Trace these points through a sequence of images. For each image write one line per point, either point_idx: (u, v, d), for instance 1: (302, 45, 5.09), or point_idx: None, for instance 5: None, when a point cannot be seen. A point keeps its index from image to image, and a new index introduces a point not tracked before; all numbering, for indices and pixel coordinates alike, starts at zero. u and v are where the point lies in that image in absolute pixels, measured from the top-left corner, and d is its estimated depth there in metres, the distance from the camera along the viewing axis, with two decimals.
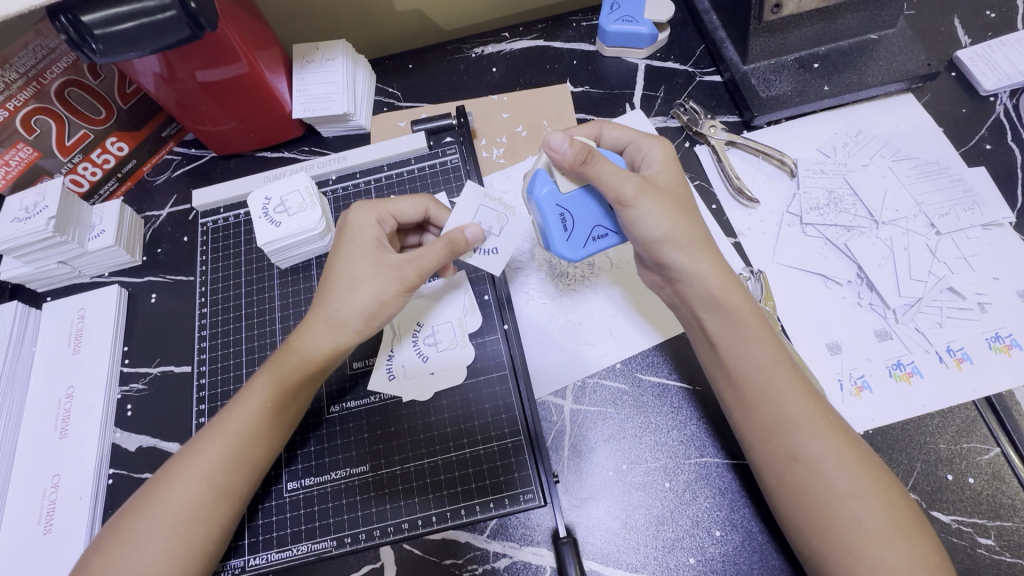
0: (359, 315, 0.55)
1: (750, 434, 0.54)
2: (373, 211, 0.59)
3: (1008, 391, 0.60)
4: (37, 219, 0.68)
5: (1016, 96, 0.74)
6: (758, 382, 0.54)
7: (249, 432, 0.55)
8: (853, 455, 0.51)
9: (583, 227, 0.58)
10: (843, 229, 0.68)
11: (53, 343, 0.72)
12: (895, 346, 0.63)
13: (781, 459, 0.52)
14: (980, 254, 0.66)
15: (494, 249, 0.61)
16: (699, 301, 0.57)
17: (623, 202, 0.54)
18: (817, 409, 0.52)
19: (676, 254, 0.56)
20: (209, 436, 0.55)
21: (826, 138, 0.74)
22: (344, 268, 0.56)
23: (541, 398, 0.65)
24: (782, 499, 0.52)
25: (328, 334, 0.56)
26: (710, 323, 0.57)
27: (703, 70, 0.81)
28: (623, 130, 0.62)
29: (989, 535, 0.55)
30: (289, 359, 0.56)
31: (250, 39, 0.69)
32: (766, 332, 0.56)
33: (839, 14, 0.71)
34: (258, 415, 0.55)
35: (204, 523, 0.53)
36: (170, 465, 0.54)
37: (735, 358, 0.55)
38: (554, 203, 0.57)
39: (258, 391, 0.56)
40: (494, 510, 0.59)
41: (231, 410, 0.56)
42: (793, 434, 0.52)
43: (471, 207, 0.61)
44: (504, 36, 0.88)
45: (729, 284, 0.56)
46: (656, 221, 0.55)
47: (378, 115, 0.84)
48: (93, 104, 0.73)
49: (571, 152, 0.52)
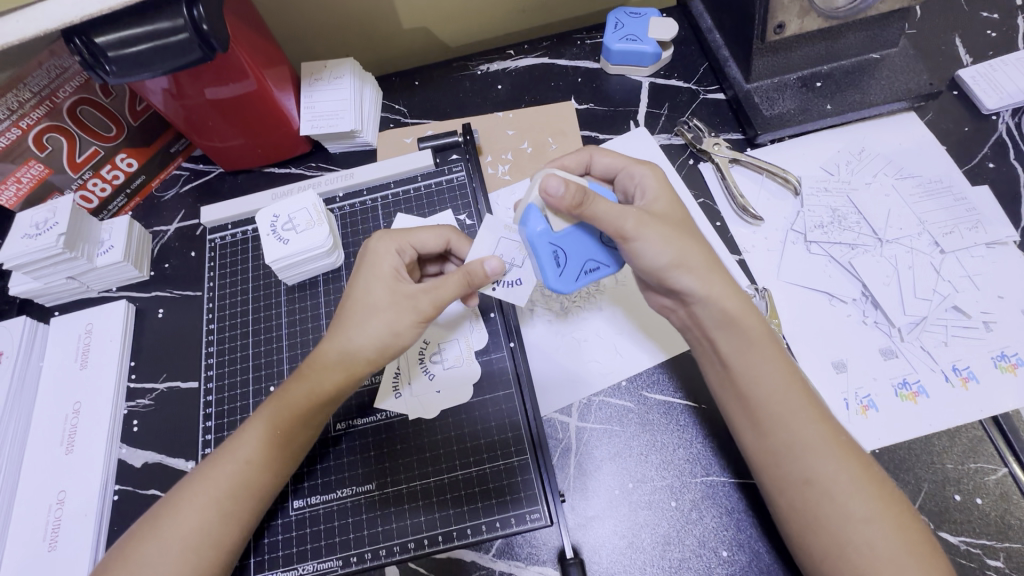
0: (373, 346, 0.55)
1: (759, 457, 0.54)
2: (393, 241, 0.60)
3: (1015, 410, 0.60)
4: (48, 236, 0.68)
5: (1018, 115, 0.74)
6: (769, 406, 0.54)
7: (258, 459, 0.55)
8: (866, 478, 0.51)
9: (576, 261, 0.58)
10: (847, 247, 0.69)
11: (61, 358, 0.72)
12: (900, 364, 0.63)
13: (793, 483, 0.52)
14: (984, 272, 0.66)
15: (516, 281, 0.62)
16: (711, 326, 0.56)
17: (624, 235, 0.54)
18: (830, 432, 0.52)
19: (686, 279, 0.55)
20: (219, 461, 0.55)
21: (829, 156, 0.75)
22: (360, 298, 0.56)
23: (547, 415, 0.65)
24: (793, 523, 0.52)
25: (339, 365, 0.55)
26: (725, 344, 0.56)
27: (707, 87, 0.82)
28: (613, 156, 0.63)
29: (998, 557, 0.55)
30: (300, 387, 0.56)
31: (259, 57, 0.70)
32: (777, 354, 0.56)
33: (841, 34, 0.72)
34: (268, 442, 0.55)
35: (211, 548, 0.53)
36: (179, 488, 0.55)
37: (749, 380, 0.55)
38: (547, 241, 0.57)
39: (268, 417, 0.56)
40: (500, 529, 0.59)
41: (242, 436, 0.56)
42: (806, 458, 0.52)
43: (493, 241, 0.63)
44: (509, 54, 0.89)
45: (743, 307, 0.56)
46: (661, 250, 0.55)
47: (384, 132, 0.85)
48: (104, 122, 0.74)
49: (567, 195, 0.50)
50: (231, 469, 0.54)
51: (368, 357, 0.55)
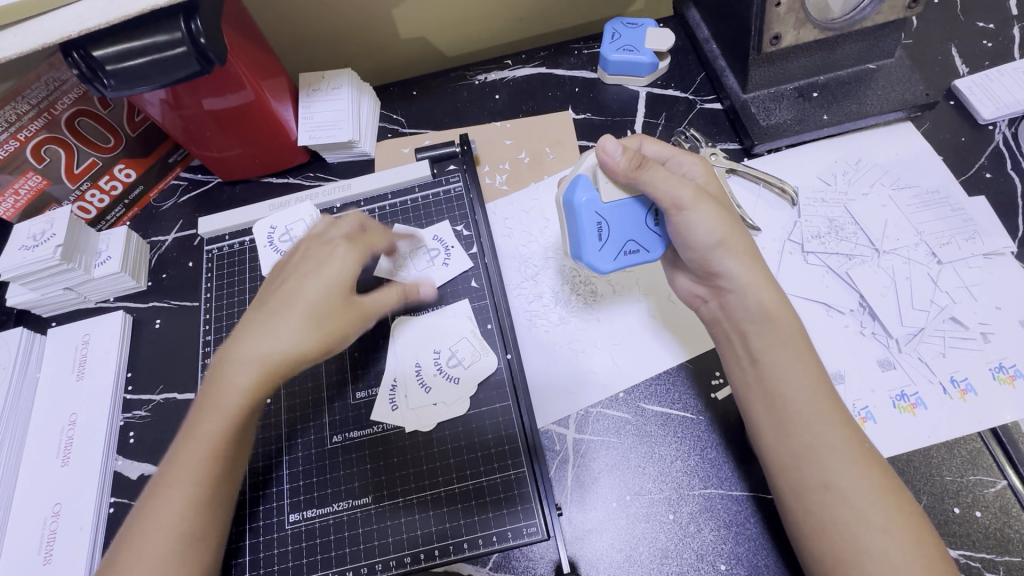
0: (307, 342, 0.54)
1: (777, 461, 0.54)
2: (356, 251, 0.59)
3: (1013, 423, 0.60)
4: (45, 247, 0.68)
5: (1015, 125, 0.74)
6: (796, 405, 0.54)
7: (204, 472, 0.52)
8: (885, 487, 0.51)
9: (618, 239, 0.59)
10: (844, 257, 0.69)
11: (57, 369, 0.72)
12: (898, 375, 0.63)
13: (812, 488, 0.51)
14: (982, 283, 0.66)
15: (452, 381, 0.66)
16: (747, 316, 0.58)
17: (679, 206, 0.56)
18: (852, 438, 0.52)
19: (728, 262, 0.58)
20: (168, 484, 0.51)
21: (826, 166, 0.75)
22: (296, 299, 0.55)
23: (544, 427, 0.65)
24: (806, 533, 0.51)
25: (274, 363, 0.53)
26: (756, 338, 0.57)
27: (704, 97, 0.82)
28: (663, 146, 0.64)
29: (998, 571, 0.54)
30: (243, 381, 0.53)
31: (256, 68, 0.70)
32: (805, 354, 0.56)
33: (837, 45, 0.72)
34: (211, 452, 0.52)
35: (180, 573, 0.50)
36: (135, 518, 0.51)
37: (778, 377, 0.55)
38: (593, 211, 0.58)
39: (212, 417, 0.52)
40: (497, 543, 0.59)
41: (180, 454, 0.52)
42: (829, 462, 0.51)
43: (456, 335, 0.68)
44: (507, 63, 0.89)
45: (779, 300, 0.57)
46: (711, 227, 0.56)
47: (382, 142, 0.85)
48: (102, 132, 0.74)
49: (624, 159, 0.55)
50: (182, 490, 0.51)
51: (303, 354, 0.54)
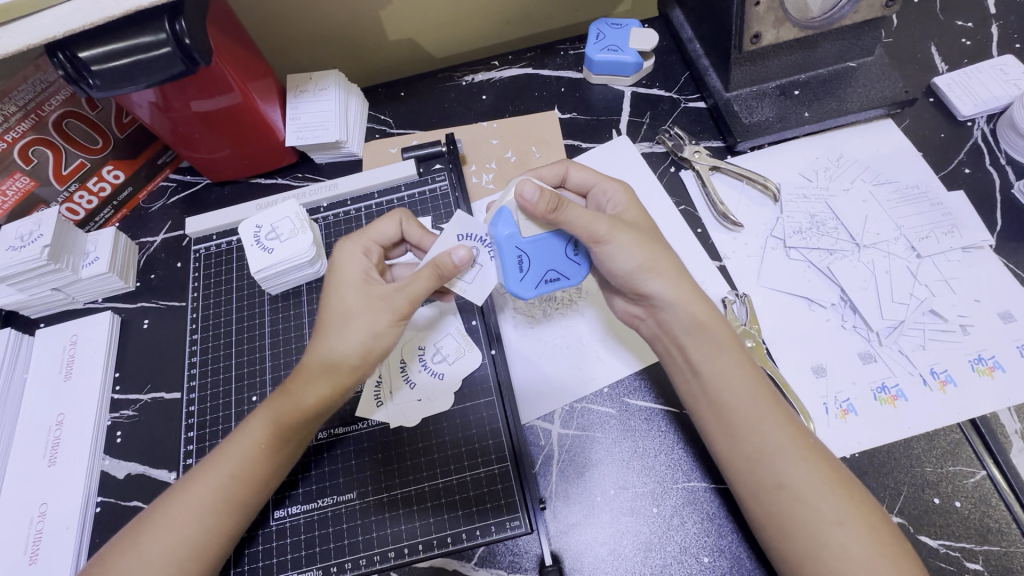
0: (355, 353, 0.55)
1: (732, 465, 0.54)
2: (357, 244, 0.61)
3: (992, 413, 0.60)
4: (32, 248, 0.68)
5: (993, 121, 0.76)
6: (737, 409, 0.54)
7: (241, 475, 0.55)
8: (835, 480, 0.51)
9: (538, 269, 0.60)
10: (826, 252, 0.69)
11: (45, 370, 0.72)
12: (879, 368, 0.64)
13: (766, 489, 0.52)
14: (961, 276, 0.67)
15: (439, 374, 0.66)
16: (681, 331, 0.58)
17: (597, 240, 0.57)
18: (797, 434, 0.53)
19: (655, 282, 0.57)
20: (200, 475, 0.55)
21: (808, 163, 0.76)
22: (340, 310, 0.57)
23: (528, 423, 0.65)
24: (773, 531, 0.51)
25: (324, 376, 0.55)
26: (691, 350, 0.57)
27: (688, 96, 0.83)
28: (589, 172, 0.65)
29: (978, 560, 0.55)
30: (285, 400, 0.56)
31: (244, 70, 0.71)
32: (742, 357, 0.57)
33: (817, 43, 0.73)
34: (251, 457, 0.55)
35: (191, 563, 0.52)
36: (157, 504, 0.55)
37: (717, 384, 0.56)
38: (514, 246, 0.58)
39: (254, 431, 0.56)
40: (481, 537, 0.59)
41: (219, 455, 0.56)
42: (776, 462, 0.52)
43: (442, 332, 0.69)
44: (494, 64, 0.90)
45: (710, 313, 0.58)
46: (631, 254, 0.57)
47: (370, 142, 0.86)
48: (90, 134, 0.75)
49: (542, 201, 0.54)
50: (211, 486, 0.54)
51: (350, 366, 0.55)
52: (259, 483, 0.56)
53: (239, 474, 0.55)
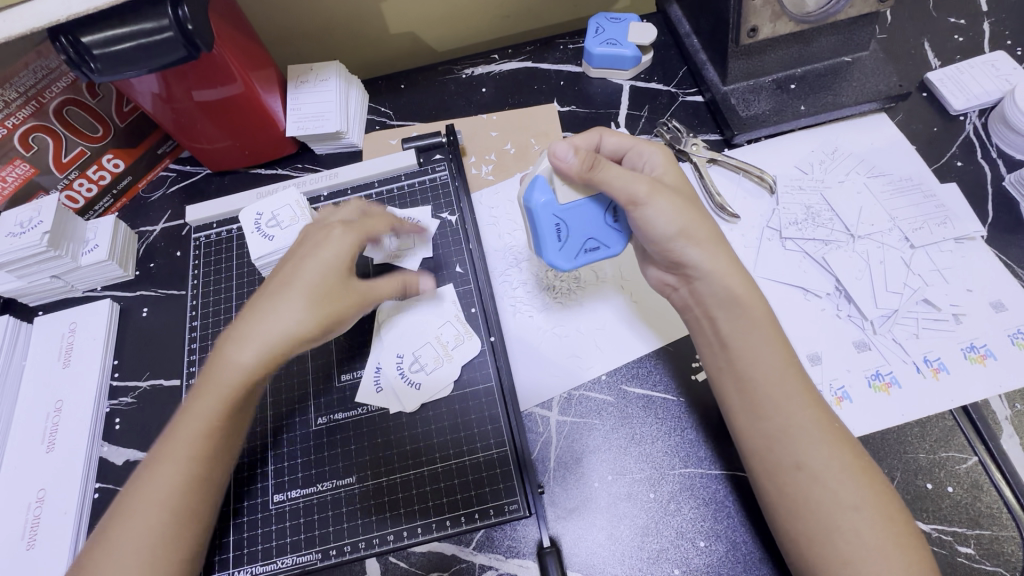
0: (306, 323, 0.56)
1: (752, 444, 0.55)
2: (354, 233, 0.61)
3: (984, 400, 0.61)
4: (32, 234, 0.68)
5: (984, 116, 0.77)
6: (765, 388, 0.55)
7: (199, 454, 0.54)
8: (856, 466, 0.52)
9: (577, 238, 0.62)
10: (822, 243, 0.70)
11: (44, 357, 0.72)
12: (873, 356, 0.64)
13: (784, 469, 0.52)
14: (954, 266, 0.68)
15: (424, 373, 0.66)
16: (716, 301, 0.58)
17: (636, 202, 0.57)
18: (822, 418, 0.54)
19: (693, 250, 0.58)
20: (159, 458, 0.53)
21: (804, 156, 0.77)
22: (294, 284, 0.57)
23: (527, 409, 0.66)
24: (784, 515, 0.52)
25: (269, 346, 0.55)
26: (723, 322, 0.58)
27: (686, 90, 0.84)
28: (622, 137, 0.66)
29: (969, 544, 0.55)
30: (232, 374, 0.54)
31: (246, 61, 0.71)
32: (775, 335, 0.57)
33: (813, 37, 0.74)
34: (206, 436, 0.54)
35: (167, 547, 0.52)
36: (128, 489, 0.53)
37: (746, 359, 0.56)
38: (551, 213, 0.60)
39: (205, 411, 0.54)
40: (480, 521, 0.60)
41: (171, 436, 0.54)
42: (797, 442, 0.53)
43: (442, 319, 0.69)
44: (494, 58, 0.91)
45: (747, 287, 0.58)
46: (668, 217, 0.58)
47: (370, 134, 0.87)
48: (91, 122, 0.75)
49: (577, 161, 0.56)
50: (172, 467, 0.53)
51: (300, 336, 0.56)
52: (216, 456, 0.55)
53: (196, 453, 0.54)
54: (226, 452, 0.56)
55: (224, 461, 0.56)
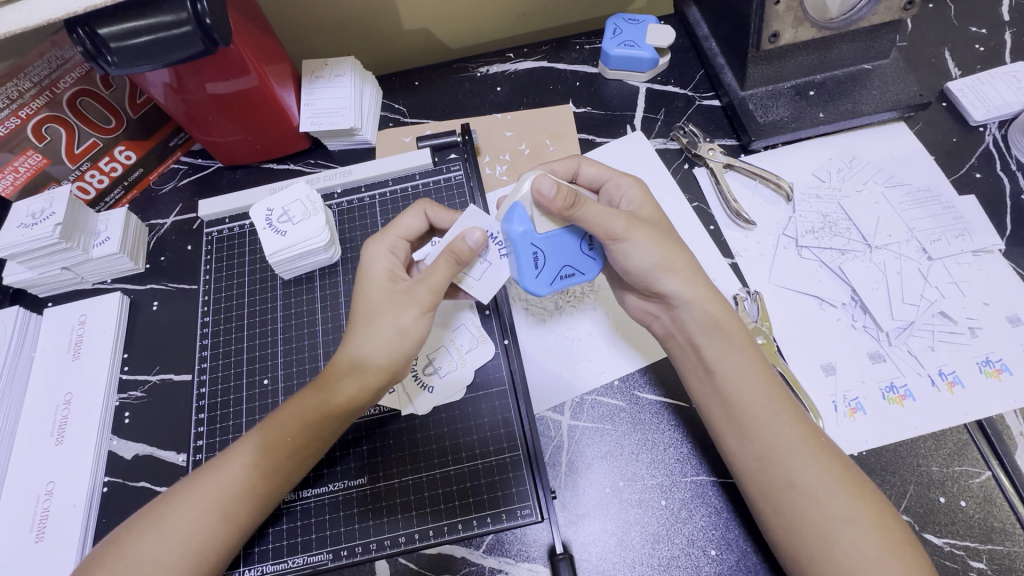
0: (382, 351, 0.56)
1: (742, 464, 0.55)
2: (382, 241, 0.62)
3: (999, 415, 0.61)
4: (44, 225, 0.68)
5: (1004, 127, 0.76)
6: (749, 407, 0.55)
7: (268, 467, 0.55)
8: (846, 479, 0.52)
9: (554, 265, 0.60)
10: (838, 252, 0.70)
11: (53, 349, 0.72)
12: (888, 368, 0.64)
13: (776, 487, 0.52)
14: (970, 280, 0.67)
15: (429, 387, 0.66)
16: (695, 327, 0.58)
17: (613, 237, 0.57)
18: (807, 433, 0.54)
19: (671, 281, 0.58)
20: (224, 459, 0.55)
21: (821, 163, 0.76)
22: (365, 313, 0.58)
23: (540, 414, 0.65)
24: (786, 531, 0.52)
25: (355, 376, 0.56)
26: (707, 348, 0.58)
27: (703, 94, 0.83)
28: (600, 168, 0.65)
29: (982, 559, 0.55)
30: (316, 398, 0.56)
31: (260, 53, 0.70)
32: (755, 356, 0.58)
33: (834, 44, 0.74)
34: (277, 450, 0.55)
35: (211, 550, 0.53)
36: (180, 487, 0.55)
37: (727, 382, 0.56)
38: (528, 242, 0.58)
39: (281, 424, 0.56)
40: (490, 525, 0.60)
41: (243, 442, 0.56)
42: (787, 460, 0.53)
43: (455, 323, 0.69)
44: (509, 57, 0.90)
45: (726, 311, 0.59)
46: (648, 253, 0.58)
47: (383, 130, 0.86)
48: (103, 113, 0.74)
49: (559, 197, 0.54)
50: (238, 472, 0.54)
51: (377, 367, 0.56)
52: (281, 473, 0.56)
53: (259, 463, 0.55)
54: (289, 473, 0.56)
55: (287, 482, 0.56)
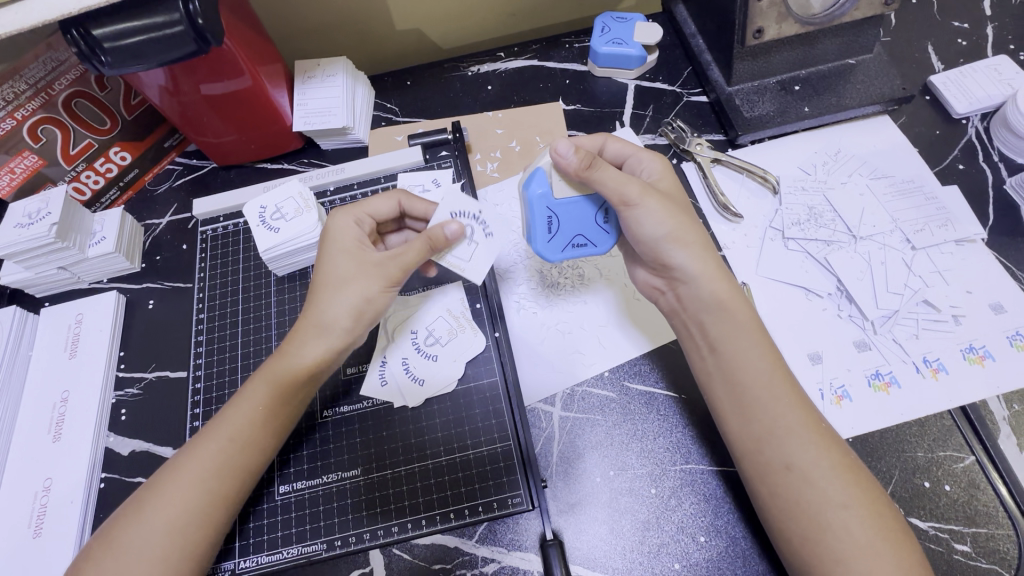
0: (346, 317, 0.57)
1: (742, 447, 0.56)
2: (350, 214, 0.63)
3: (982, 400, 0.62)
4: (40, 225, 0.69)
5: (986, 119, 0.77)
6: (755, 389, 0.56)
7: (240, 438, 0.56)
8: (843, 465, 0.53)
9: (566, 233, 0.62)
10: (823, 243, 0.71)
11: (50, 348, 0.73)
12: (873, 356, 0.65)
13: (774, 469, 0.53)
14: (954, 268, 0.68)
15: (419, 379, 0.66)
16: (700, 306, 0.59)
17: (627, 202, 0.58)
18: (809, 419, 0.54)
19: (680, 254, 0.59)
20: (204, 439, 0.56)
21: (807, 157, 0.78)
22: (327, 275, 0.59)
23: (531, 404, 0.66)
24: (779, 514, 0.53)
25: (321, 338, 0.57)
26: (713, 328, 0.59)
27: (691, 90, 0.84)
28: (623, 143, 0.66)
29: (965, 542, 0.56)
30: (281, 365, 0.57)
31: (254, 54, 0.71)
32: (761, 339, 0.58)
33: (818, 40, 0.75)
34: (251, 421, 0.56)
35: (197, 530, 0.53)
36: (169, 466, 0.56)
37: (736, 364, 0.57)
38: (544, 206, 0.60)
39: (253, 396, 0.57)
40: (483, 514, 0.60)
41: (221, 417, 0.57)
42: (786, 442, 0.53)
43: (441, 316, 0.70)
44: (500, 56, 0.91)
45: (731, 290, 0.59)
46: (659, 221, 0.58)
47: (375, 129, 0.87)
48: (99, 115, 0.75)
49: (576, 158, 0.56)
50: (213, 447, 0.55)
51: (344, 330, 0.57)
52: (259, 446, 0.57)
53: (237, 438, 0.56)
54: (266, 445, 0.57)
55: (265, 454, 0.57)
